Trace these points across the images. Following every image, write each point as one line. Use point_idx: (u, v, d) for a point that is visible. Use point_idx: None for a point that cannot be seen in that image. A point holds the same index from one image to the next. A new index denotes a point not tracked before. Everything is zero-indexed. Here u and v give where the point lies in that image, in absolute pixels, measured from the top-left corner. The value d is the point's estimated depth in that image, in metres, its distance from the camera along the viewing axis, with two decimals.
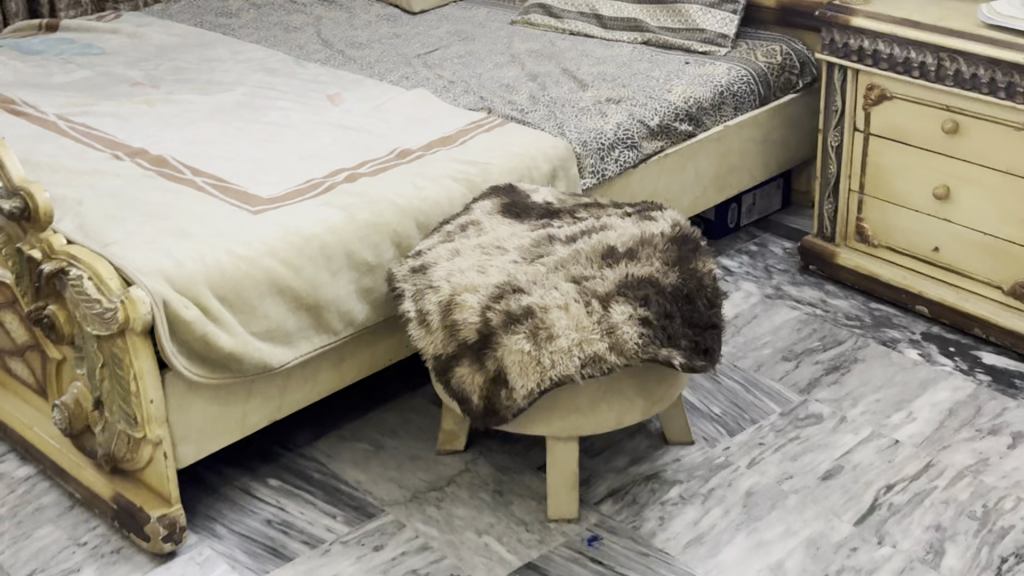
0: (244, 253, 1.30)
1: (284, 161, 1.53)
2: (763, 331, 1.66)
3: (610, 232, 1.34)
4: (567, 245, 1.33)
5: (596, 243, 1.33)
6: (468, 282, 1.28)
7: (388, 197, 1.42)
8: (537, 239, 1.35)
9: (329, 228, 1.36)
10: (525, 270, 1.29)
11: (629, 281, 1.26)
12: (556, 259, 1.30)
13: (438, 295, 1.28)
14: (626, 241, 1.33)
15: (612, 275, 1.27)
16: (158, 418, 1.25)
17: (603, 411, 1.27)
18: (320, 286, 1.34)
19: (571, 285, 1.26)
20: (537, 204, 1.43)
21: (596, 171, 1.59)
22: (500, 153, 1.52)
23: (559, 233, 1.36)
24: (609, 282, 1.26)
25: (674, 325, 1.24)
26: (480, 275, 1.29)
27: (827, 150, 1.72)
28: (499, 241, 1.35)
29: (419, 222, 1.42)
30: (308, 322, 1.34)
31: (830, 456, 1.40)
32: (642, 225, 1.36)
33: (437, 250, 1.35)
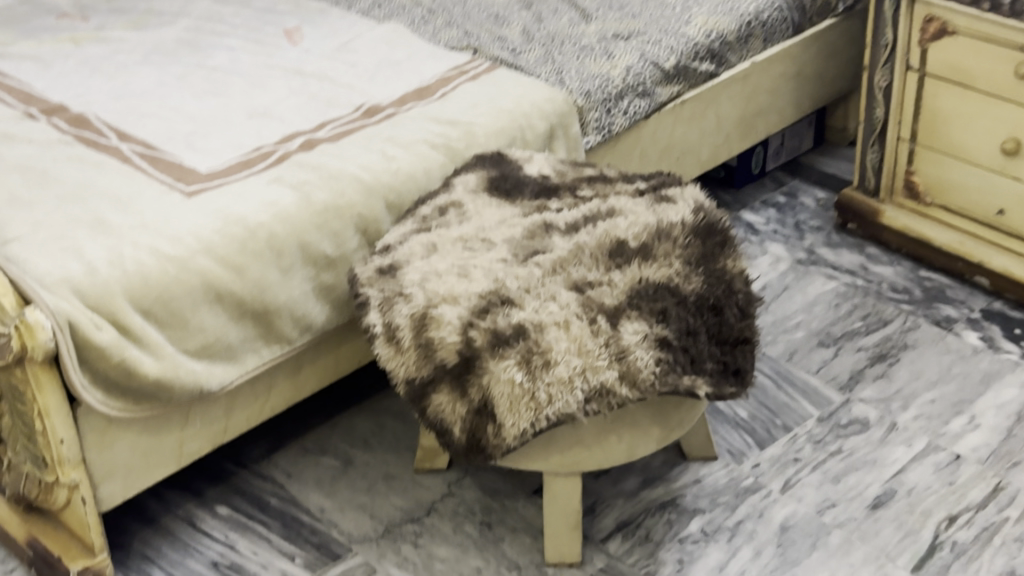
0: (173, 252, 1.06)
1: (228, 122, 1.28)
2: (796, 308, 1.43)
3: (620, 222, 1.11)
4: (567, 240, 1.10)
5: (603, 237, 1.09)
6: (446, 289, 1.05)
7: (351, 173, 1.18)
8: (529, 231, 1.12)
9: (279, 217, 1.12)
10: (517, 275, 1.05)
11: (643, 288, 1.03)
12: (556, 260, 1.07)
13: (410, 306, 1.05)
14: (639, 234, 1.09)
15: (622, 281, 1.04)
16: (71, 460, 1.03)
17: (611, 443, 1.05)
18: (267, 289, 1.10)
19: (572, 296, 1.03)
20: (532, 179, 1.19)
21: (601, 126, 1.35)
22: (487, 110, 1.28)
23: (557, 223, 1.12)
24: (619, 291, 1.03)
25: (699, 346, 1.01)
26: (462, 281, 1.06)
27: (874, 91, 1.47)
28: (485, 233, 1.12)
29: (388, 201, 1.18)
30: (256, 332, 1.11)
31: (880, 477, 1.19)
32: (659, 211, 1.12)
33: (412, 242, 1.11)
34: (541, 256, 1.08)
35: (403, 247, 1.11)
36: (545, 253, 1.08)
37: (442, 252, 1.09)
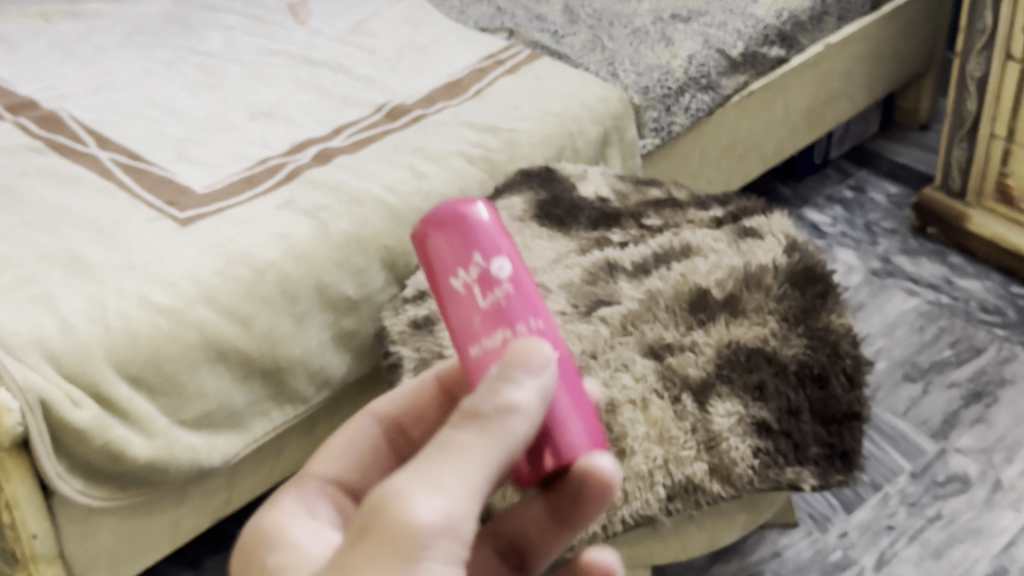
0: (168, 302, 0.87)
1: (227, 124, 1.09)
2: (875, 332, 1.26)
3: (700, 265, 0.93)
4: (637, 287, 0.92)
5: (679, 285, 0.91)
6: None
7: (373, 196, 0.99)
8: (591, 274, 0.93)
9: (291, 254, 0.94)
10: (581, 339, 0.87)
11: (733, 353, 0.86)
12: (625, 316, 0.89)
13: None
14: (723, 281, 0.91)
15: (708, 343, 0.86)
16: (47, 556, 0.85)
17: (692, 535, 0.88)
18: (278, 342, 0.92)
19: (649, 365, 0.85)
20: (588, 204, 1.01)
21: (659, 127, 1.16)
22: (530, 111, 1.09)
23: (622, 263, 0.94)
24: (705, 358, 0.85)
25: (803, 428, 0.83)
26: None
27: (966, 80, 1.28)
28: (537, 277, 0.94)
29: (419, 228, 1.00)
30: (265, 393, 0.93)
31: (988, 551, 1.01)
32: (746, 252, 0.94)
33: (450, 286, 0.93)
34: (608, 311, 0.90)
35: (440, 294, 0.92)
36: (611, 305, 0.90)
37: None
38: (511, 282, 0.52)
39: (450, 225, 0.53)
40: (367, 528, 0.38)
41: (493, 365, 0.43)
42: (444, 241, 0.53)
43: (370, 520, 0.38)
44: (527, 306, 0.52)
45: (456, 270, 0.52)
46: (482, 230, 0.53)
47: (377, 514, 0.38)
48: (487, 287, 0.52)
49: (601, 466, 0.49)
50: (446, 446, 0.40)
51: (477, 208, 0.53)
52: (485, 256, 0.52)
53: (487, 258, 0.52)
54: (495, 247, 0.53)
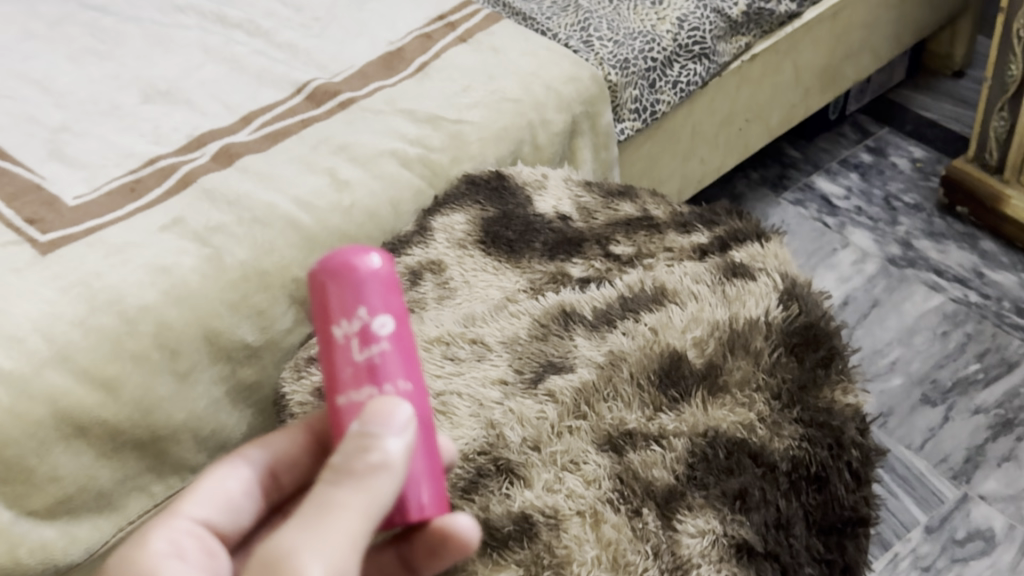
0: (10, 368, 0.70)
1: (115, 108, 0.90)
2: (889, 339, 1.09)
3: (674, 320, 0.75)
4: (597, 348, 0.74)
5: (648, 347, 0.74)
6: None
7: (281, 214, 0.81)
8: (541, 326, 0.76)
9: (171, 297, 0.76)
10: (522, 424, 0.70)
11: (711, 449, 0.68)
12: (579, 392, 0.71)
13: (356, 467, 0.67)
14: (703, 342, 0.74)
15: (680, 432, 0.69)
16: None
17: None
18: (154, 407, 0.75)
19: (604, 463, 0.68)
20: (545, 224, 0.83)
21: (641, 107, 0.97)
22: (481, 95, 0.90)
23: (581, 311, 0.76)
24: (674, 456, 0.68)
25: (796, 547, 0.65)
26: (440, 426, 0.70)
27: (1013, 37, 1.06)
28: (475, 328, 0.76)
29: (339, 253, 0.82)
30: (141, 465, 0.77)
31: None
32: (734, 302, 0.76)
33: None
34: (559, 382, 0.72)
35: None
36: (563, 374, 0.73)
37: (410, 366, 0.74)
38: (392, 339, 0.47)
39: (325, 279, 0.47)
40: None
41: (363, 419, 0.44)
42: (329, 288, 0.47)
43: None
44: (408, 364, 0.47)
45: (330, 326, 0.47)
46: (359, 286, 0.47)
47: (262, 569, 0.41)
48: (365, 342, 0.46)
49: (458, 525, 0.51)
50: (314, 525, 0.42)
51: (372, 256, 0.47)
52: (352, 321, 0.47)
53: (356, 320, 0.46)
54: (375, 307, 0.47)
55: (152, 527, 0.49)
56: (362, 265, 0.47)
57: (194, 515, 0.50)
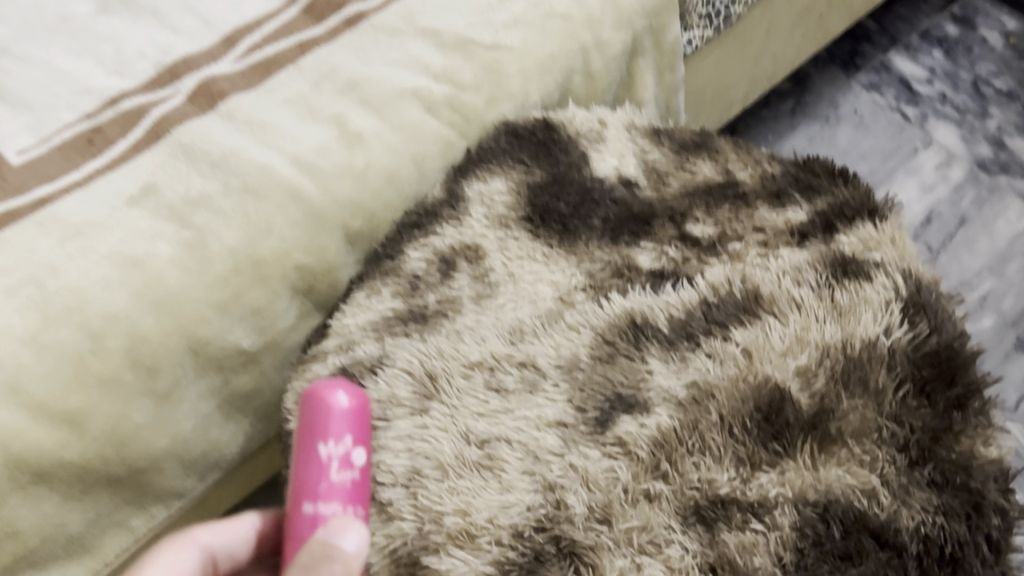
0: None
1: (64, 21, 0.72)
2: (980, 268, 0.94)
3: (773, 341, 0.61)
4: (678, 378, 0.60)
5: (742, 379, 0.59)
6: (451, 509, 0.56)
7: (278, 180, 0.65)
8: (607, 344, 0.61)
9: (141, 299, 0.60)
10: (591, 490, 0.56)
11: (825, 525, 0.54)
12: (659, 444, 0.58)
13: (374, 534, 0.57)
14: (810, 373, 0.59)
15: (785, 503, 0.55)
16: None
17: None
18: (130, 438, 0.61)
19: (693, 546, 0.54)
20: (605, 193, 0.67)
21: (713, 12, 0.80)
22: (525, 9, 0.72)
23: (656, 323, 0.62)
24: (780, 538, 0.54)
25: None
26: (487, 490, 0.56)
27: None
28: (525, 345, 0.61)
29: (351, 231, 0.67)
30: (117, 501, 0.63)
31: None
32: (846, 317, 0.61)
33: (392, 365, 0.61)
34: (633, 429, 0.58)
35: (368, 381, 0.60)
36: (637, 416, 0.59)
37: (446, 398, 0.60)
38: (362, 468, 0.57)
39: (315, 411, 0.57)
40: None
41: (325, 532, 0.53)
42: (319, 412, 0.57)
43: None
44: (359, 494, 0.57)
45: (315, 444, 0.56)
46: (340, 418, 0.57)
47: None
48: (346, 465, 0.57)
49: None
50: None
51: (345, 393, 0.58)
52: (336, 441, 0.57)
53: (338, 442, 0.57)
54: (349, 432, 0.57)
55: None
56: (340, 401, 0.57)
57: None
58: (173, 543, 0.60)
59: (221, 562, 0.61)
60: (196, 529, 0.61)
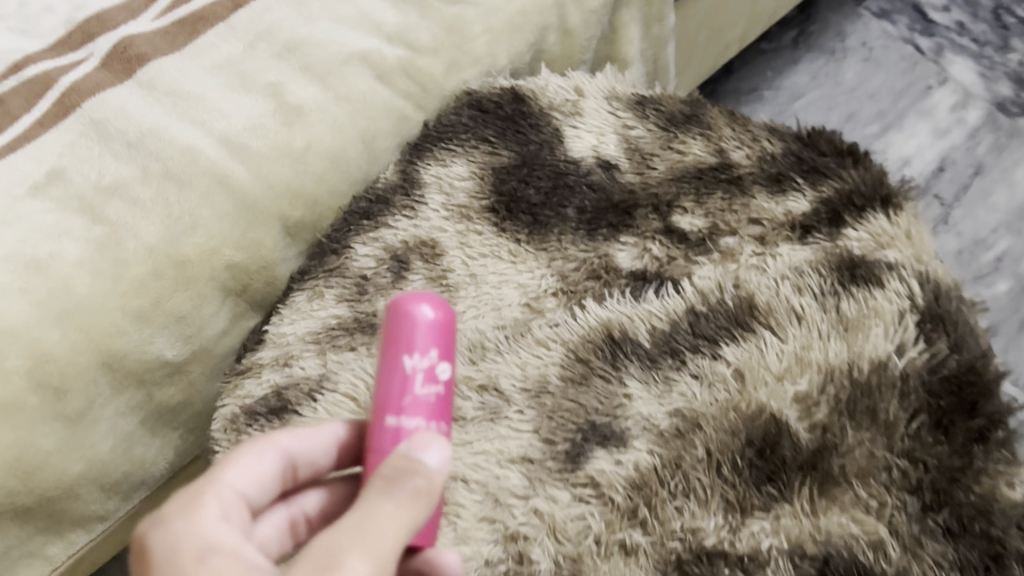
0: None
1: None
2: (996, 225, 0.86)
3: (769, 362, 0.53)
4: (660, 405, 0.53)
5: (732, 407, 0.52)
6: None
7: (205, 165, 0.55)
8: (580, 363, 0.54)
9: (45, 310, 0.51)
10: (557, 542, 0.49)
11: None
12: (636, 485, 0.50)
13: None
14: (811, 401, 0.52)
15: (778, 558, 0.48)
16: None
17: None
18: (37, 467, 0.53)
19: None
20: (581, 178, 0.59)
21: None
22: None
23: (637, 338, 0.54)
24: None
25: None
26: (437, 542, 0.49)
27: None
28: (487, 365, 0.54)
29: (288, 223, 0.59)
30: (26, 532, 0.56)
31: None
32: (853, 332, 0.53)
33: (334, 390, 0.52)
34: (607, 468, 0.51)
35: (307, 411, 0.52)
36: (612, 452, 0.51)
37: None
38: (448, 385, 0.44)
39: (396, 321, 0.44)
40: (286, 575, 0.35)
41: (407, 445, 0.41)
42: (405, 321, 0.44)
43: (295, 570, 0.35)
44: (445, 412, 0.44)
45: (396, 354, 0.43)
46: (420, 330, 0.44)
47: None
48: (428, 380, 0.43)
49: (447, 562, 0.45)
50: (331, 555, 0.35)
51: (431, 305, 0.44)
52: (421, 349, 0.43)
53: (423, 349, 0.43)
54: (432, 344, 0.44)
55: (183, 493, 0.41)
56: (425, 314, 0.44)
57: (231, 484, 0.42)
58: (258, 446, 0.45)
59: (301, 471, 0.46)
60: (280, 432, 0.45)
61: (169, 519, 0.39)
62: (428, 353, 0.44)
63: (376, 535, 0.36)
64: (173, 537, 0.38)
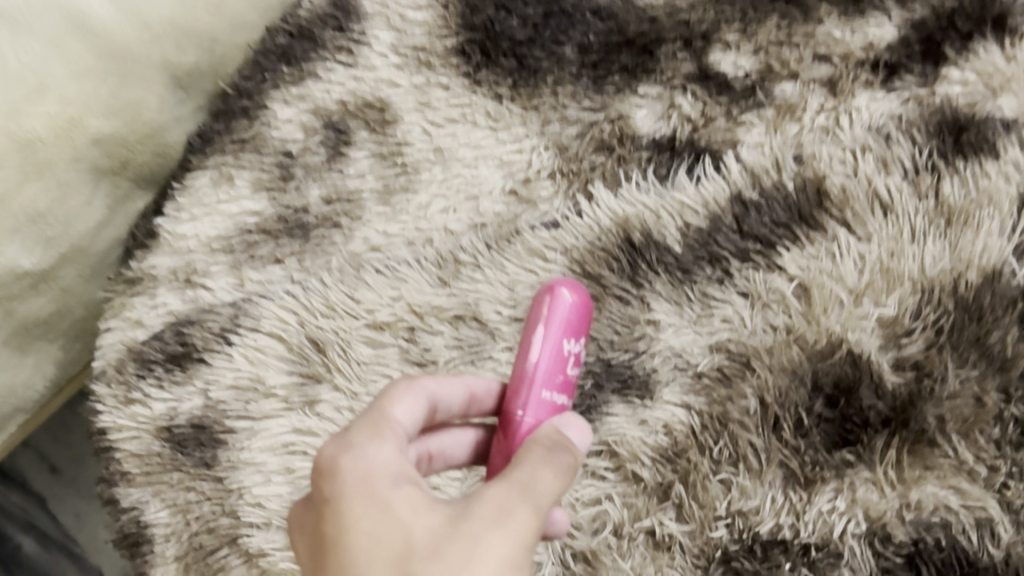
0: None
1: None
2: None
3: (844, 272, 0.39)
4: (698, 336, 0.39)
5: (795, 340, 0.39)
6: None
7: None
8: (588, 279, 0.40)
9: None
10: (565, 534, 0.38)
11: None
12: (669, 459, 0.38)
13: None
14: (899, 327, 0.38)
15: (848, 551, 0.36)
16: None
17: None
18: None
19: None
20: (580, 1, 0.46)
21: None
22: None
23: (665, 242, 0.41)
24: None
25: None
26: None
27: None
28: (459, 284, 0.40)
29: (174, 71, 0.42)
30: None
31: None
32: (957, 230, 0.39)
33: (255, 329, 0.39)
34: (630, 434, 0.39)
35: (219, 361, 0.39)
36: (636, 411, 0.39)
37: (352, 383, 0.38)
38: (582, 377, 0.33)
39: (541, 301, 0.33)
40: (463, 514, 0.25)
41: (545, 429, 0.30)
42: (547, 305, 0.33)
43: (471, 512, 0.25)
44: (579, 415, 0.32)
45: (539, 331, 0.32)
46: (565, 313, 0.32)
47: (477, 522, 0.25)
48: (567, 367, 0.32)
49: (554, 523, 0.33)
50: (501, 504, 0.25)
51: (577, 291, 0.33)
52: (565, 346, 0.32)
53: (567, 345, 0.32)
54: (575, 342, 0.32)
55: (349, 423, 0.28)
56: (565, 313, 0.32)
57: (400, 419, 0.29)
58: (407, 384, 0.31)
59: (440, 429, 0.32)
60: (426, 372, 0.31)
61: (349, 439, 0.27)
62: (573, 350, 0.32)
63: (543, 497, 0.26)
64: (356, 461, 0.26)
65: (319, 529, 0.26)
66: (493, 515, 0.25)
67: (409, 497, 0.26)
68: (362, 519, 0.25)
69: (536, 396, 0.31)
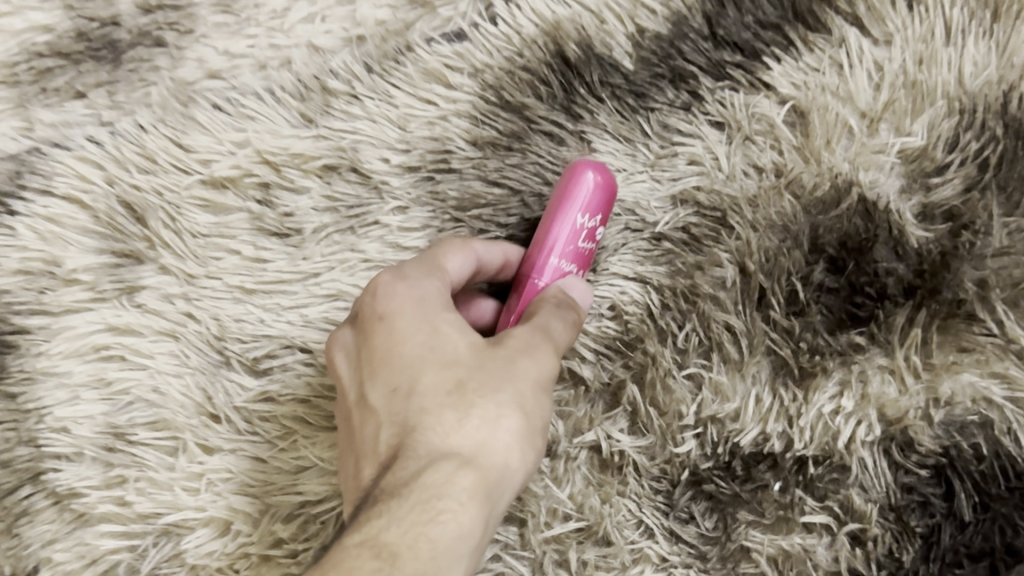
0: None
1: None
2: None
3: (855, 89, 0.28)
4: (657, 184, 0.29)
5: (786, 185, 0.28)
6: (196, 520, 0.28)
7: None
8: (506, 112, 0.30)
9: None
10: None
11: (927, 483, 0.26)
12: (619, 351, 0.29)
13: (45, 538, 0.28)
14: (928, 159, 0.27)
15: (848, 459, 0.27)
16: None
17: None
18: None
19: (677, 555, 0.28)
20: None
21: None
22: None
23: (611, 57, 0.30)
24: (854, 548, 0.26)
25: None
26: (277, 485, 0.28)
27: None
28: (329, 122, 0.30)
29: None
30: None
31: None
32: (1008, 25, 0.27)
33: (50, 192, 0.29)
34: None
35: None
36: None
37: (185, 262, 0.29)
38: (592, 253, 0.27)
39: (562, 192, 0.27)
40: (498, 340, 0.24)
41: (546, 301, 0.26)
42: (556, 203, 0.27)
43: (507, 335, 0.24)
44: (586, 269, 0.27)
45: (550, 224, 0.27)
46: (584, 194, 0.27)
47: (512, 342, 0.23)
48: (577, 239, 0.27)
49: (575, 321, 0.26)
50: (531, 336, 0.24)
51: (595, 175, 0.27)
52: (590, 209, 0.27)
53: (592, 207, 0.27)
54: (603, 206, 0.27)
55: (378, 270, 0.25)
56: (595, 175, 0.27)
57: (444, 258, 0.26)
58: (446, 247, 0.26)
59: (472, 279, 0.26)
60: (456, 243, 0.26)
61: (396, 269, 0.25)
62: (596, 215, 0.27)
63: (562, 343, 0.25)
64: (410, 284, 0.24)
65: (361, 348, 0.24)
66: (522, 344, 0.23)
67: (458, 322, 0.24)
68: (413, 329, 0.23)
69: (546, 262, 0.27)
